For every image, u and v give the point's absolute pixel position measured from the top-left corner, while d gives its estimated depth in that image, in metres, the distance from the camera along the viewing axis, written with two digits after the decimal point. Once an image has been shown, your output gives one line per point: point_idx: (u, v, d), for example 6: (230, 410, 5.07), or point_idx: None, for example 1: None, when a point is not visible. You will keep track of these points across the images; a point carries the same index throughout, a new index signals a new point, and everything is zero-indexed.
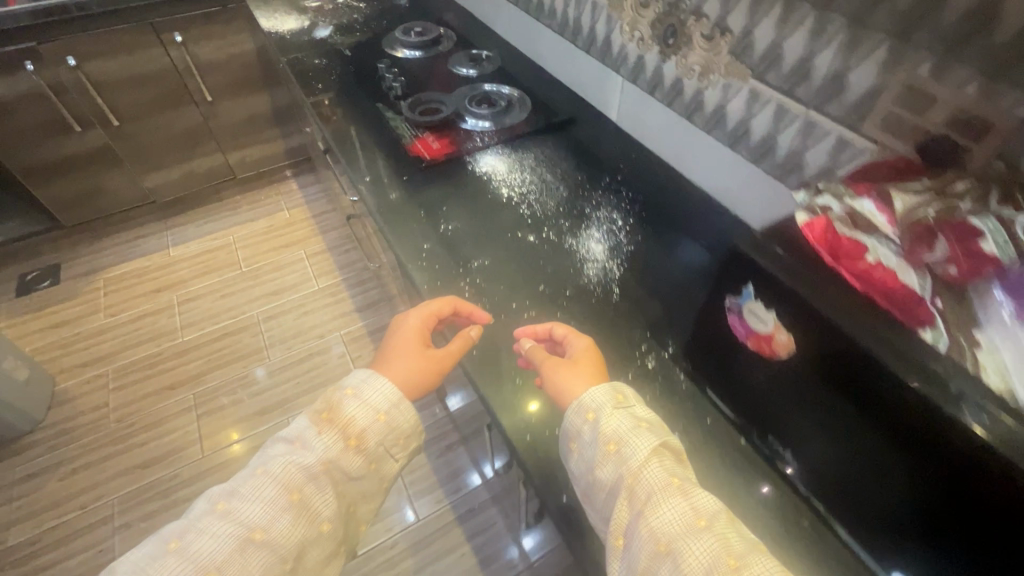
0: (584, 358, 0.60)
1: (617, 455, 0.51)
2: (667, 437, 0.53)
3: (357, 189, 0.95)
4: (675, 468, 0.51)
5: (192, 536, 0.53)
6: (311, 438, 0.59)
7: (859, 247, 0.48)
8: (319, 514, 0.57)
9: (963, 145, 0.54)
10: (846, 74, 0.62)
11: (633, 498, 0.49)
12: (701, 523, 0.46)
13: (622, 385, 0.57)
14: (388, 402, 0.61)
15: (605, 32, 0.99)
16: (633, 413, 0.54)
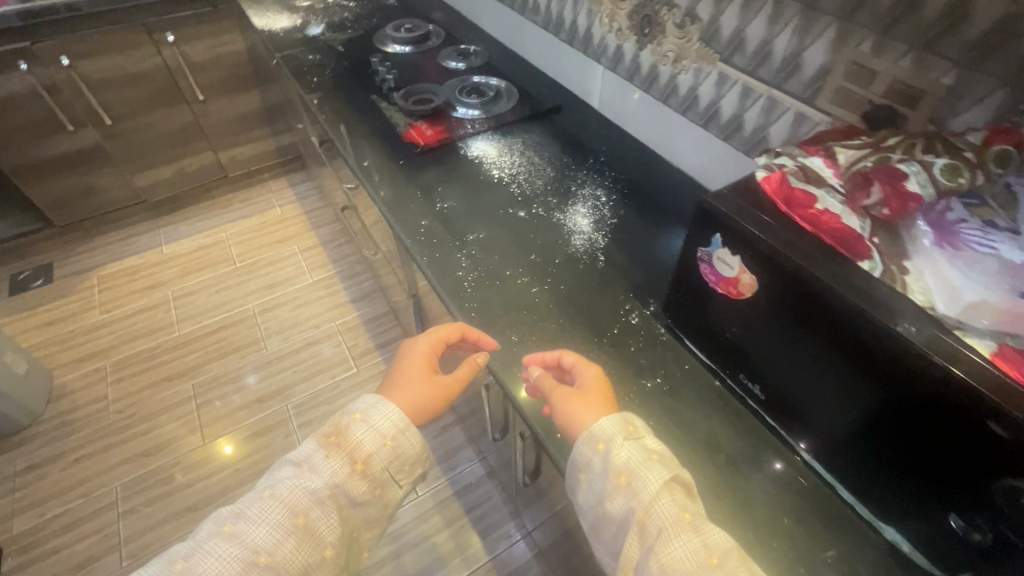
0: (593, 392, 0.61)
1: (627, 488, 0.52)
2: (677, 470, 0.53)
3: (355, 172, 1.00)
4: (685, 502, 0.51)
5: (196, 559, 0.53)
6: (320, 461, 0.59)
7: (809, 196, 0.53)
8: (323, 541, 0.56)
9: (903, 110, 0.61)
10: (800, 54, 0.70)
11: (645, 532, 0.50)
12: (712, 561, 0.47)
13: (632, 416, 0.57)
14: (395, 430, 0.61)
15: (586, 25, 1.06)
16: (644, 444, 0.55)
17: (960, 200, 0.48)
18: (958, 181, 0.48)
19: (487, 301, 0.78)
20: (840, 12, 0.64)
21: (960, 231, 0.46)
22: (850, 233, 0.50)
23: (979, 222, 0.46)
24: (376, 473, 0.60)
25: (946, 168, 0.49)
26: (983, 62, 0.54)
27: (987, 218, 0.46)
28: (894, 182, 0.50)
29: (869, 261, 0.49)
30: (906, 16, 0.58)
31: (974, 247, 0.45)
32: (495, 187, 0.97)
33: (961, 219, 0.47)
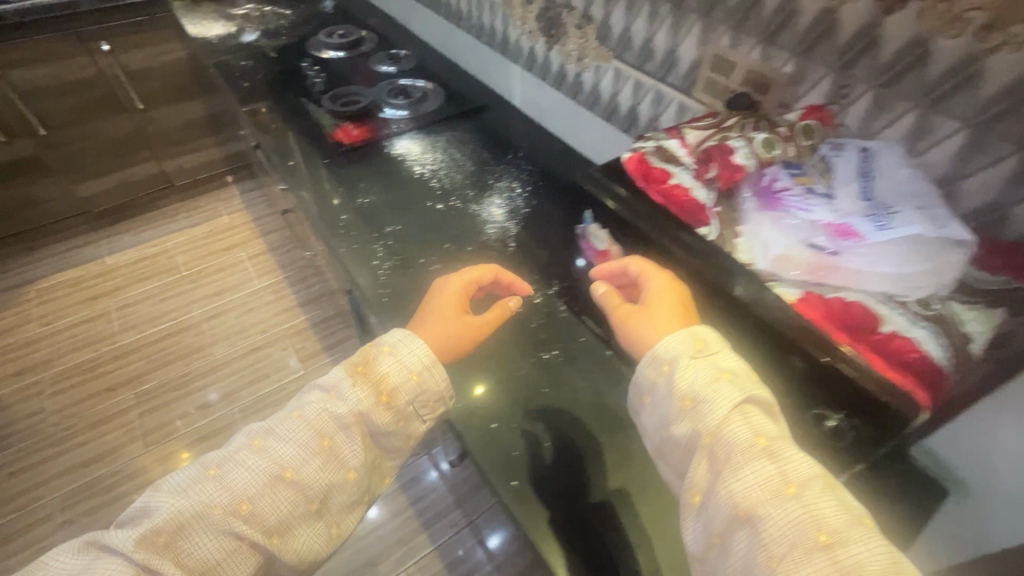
0: (669, 298, 0.52)
1: (693, 413, 0.45)
2: (751, 392, 0.45)
3: (282, 172, 1.04)
4: (763, 425, 0.43)
5: (230, 467, 0.51)
6: (345, 389, 0.56)
7: (665, 173, 0.58)
8: (346, 464, 0.54)
9: (758, 97, 0.68)
10: (676, 49, 0.77)
11: (713, 459, 0.43)
12: (791, 490, 0.40)
13: (702, 331, 0.49)
14: (421, 364, 0.59)
15: (503, 28, 1.12)
16: (715, 361, 0.47)
17: (787, 170, 0.54)
18: (771, 152, 0.55)
19: (400, 287, 0.82)
20: (702, 10, 0.71)
21: (784, 197, 0.52)
22: (694, 203, 0.56)
23: (801, 189, 0.52)
24: (400, 406, 0.57)
25: (763, 141, 0.56)
26: (812, 51, 0.61)
27: (807, 185, 0.52)
28: (725, 160, 0.55)
29: (708, 228, 0.55)
30: (751, 12, 0.65)
31: (791, 211, 0.51)
32: (416, 181, 1.01)
33: (787, 187, 0.53)
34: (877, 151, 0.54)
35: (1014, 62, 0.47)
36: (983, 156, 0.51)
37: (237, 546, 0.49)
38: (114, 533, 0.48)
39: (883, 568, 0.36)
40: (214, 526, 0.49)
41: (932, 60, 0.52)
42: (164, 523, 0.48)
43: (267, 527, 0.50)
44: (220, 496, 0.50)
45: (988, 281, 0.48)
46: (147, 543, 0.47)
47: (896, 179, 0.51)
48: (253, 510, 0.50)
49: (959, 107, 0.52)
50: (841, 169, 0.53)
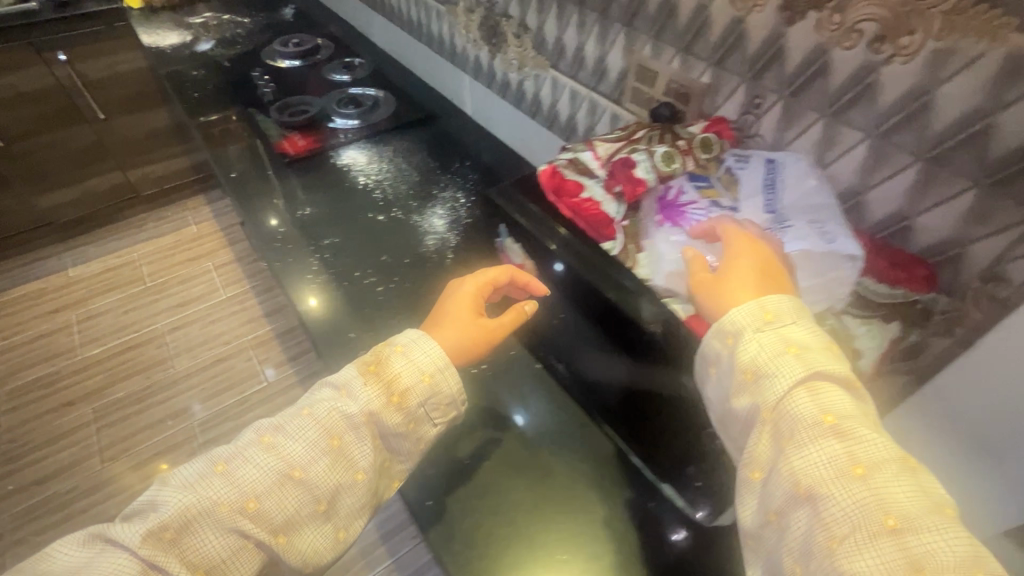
0: (748, 261, 0.44)
1: (753, 388, 0.40)
2: (822, 368, 0.39)
3: (222, 183, 1.04)
4: (834, 401, 0.38)
5: (240, 462, 0.45)
6: (357, 388, 0.49)
7: (577, 186, 0.58)
8: (356, 465, 0.47)
9: (680, 108, 0.67)
10: (605, 58, 0.76)
11: (778, 434, 0.39)
12: (858, 472, 0.36)
13: (777, 299, 0.42)
14: (434, 365, 0.51)
15: (451, 36, 1.11)
16: (783, 331, 0.41)
17: (694, 183, 0.54)
18: (670, 167, 0.56)
19: (330, 301, 0.80)
20: (624, 19, 0.70)
21: (687, 211, 0.51)
22: (602, 219, 0.55)
23: (706, 202, 0.52)
24: (411, 408, 0.50)
25: (663, 154, 0.56)
26: (725, 61, 0.60)
27: (711, 198, 0.52)
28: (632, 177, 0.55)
29: (613, 243, 0.55)
30: (668, 21, 0.64)
31: (692, 225, 0.50)
32: (360, 193, 1.00)
33: (691, 201, 0.52)
34: (782, 163, 0.54)
35: (906, 73, 0.46)
36: (886, 166, 0.51)
37: (242, 545, 0.43)
38: (120, 527, 0.42)
39: (959, 561, 0.32)
40: (220, 523, 0.42)
41: (832, 70, 0.51)
42: (172, 517, 0.42)
43: (275, 525, 0.44)
44: (227, 493, 0.43)
45: (883, 294, 0.49)
46: (152, 539, 0.41)
47: (796, 192, 0.52)
48: (260, 508, 0.44)
49: (859, 118, 0.51)
50: (746, 182, 0.53)
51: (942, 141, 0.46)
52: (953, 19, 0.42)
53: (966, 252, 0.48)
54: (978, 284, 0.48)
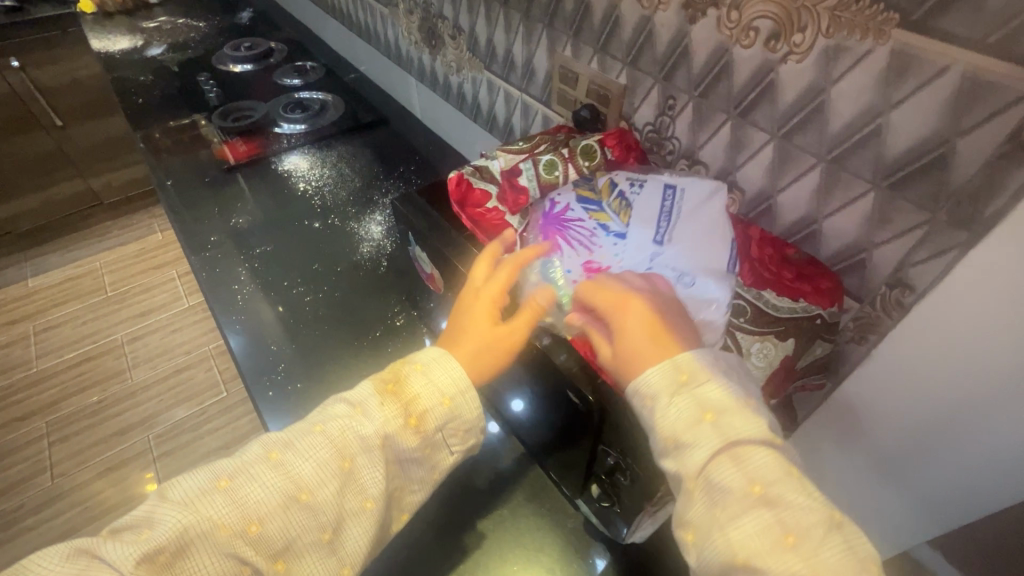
0: (642, 303, 0.40)
1: (676, 455, 0.36)
2: (742, 431, 0.35)
3: (158, 191, 1.00)
4: (763, 462, 0.34)
5: (243, 479, 0.38)
6: (373, 406, 0.41)
7: (483, 196, 0.56)
8: (367, 492, 0.39)
9: (601, 109, 0.65)
10: (532, 60, 0.74)
11: (708, 504, 0.34)
12: (789, 541, 0.31)
13: (692, 358, 0.38)
14: (456, 388, 0.42)
15: (396, 38, 1.10)
16: (699, 393, 0.36)
17: (584, 204, 0.51)
18: (552, 175, 0.55)
19: (256, 312, 0.78)
20: (546, 19, 0.68)
21: (570, 227, 0.50)
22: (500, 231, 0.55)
23: (592, 223, 0.49)
24: (431, 432, 0.42)
25: (547, 163, 0.56)
26: (638, 61, 0.58)
27: (594, 221, 0.49)
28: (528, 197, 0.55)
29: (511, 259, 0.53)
30: (584, 21, 0.63)
31: (565, 250, 0.48)
32: (300, 199, 0.98)
33: (577, 218, 0.50)
34: (680, 191, 0.48)
35: (802, 71, 0.44)
36: (792, 169, 0.49)
37: (239, 570, 0.36)
38: (112, 544, 0.34)
39: None
40: (217, 547, 0.36)
41: (734, 70, 0.49)
42: (167, 539, 0.35)
43: (274, 550, 0.37)
44: (228, 514, 0.36)
45: (784, 308, 0.46)
46: (144, 563, 0.34)
47: (688, 223, 0.47)
48: (262, 532, 0.37)
49: (763, 119, 0.49)
50: (640, 206, 0.49)
51: (841, 142, 0.44)
52: (839, 16, 0.40)
53: (871, 257, 0.46)
54: (885, 289, 0.46)
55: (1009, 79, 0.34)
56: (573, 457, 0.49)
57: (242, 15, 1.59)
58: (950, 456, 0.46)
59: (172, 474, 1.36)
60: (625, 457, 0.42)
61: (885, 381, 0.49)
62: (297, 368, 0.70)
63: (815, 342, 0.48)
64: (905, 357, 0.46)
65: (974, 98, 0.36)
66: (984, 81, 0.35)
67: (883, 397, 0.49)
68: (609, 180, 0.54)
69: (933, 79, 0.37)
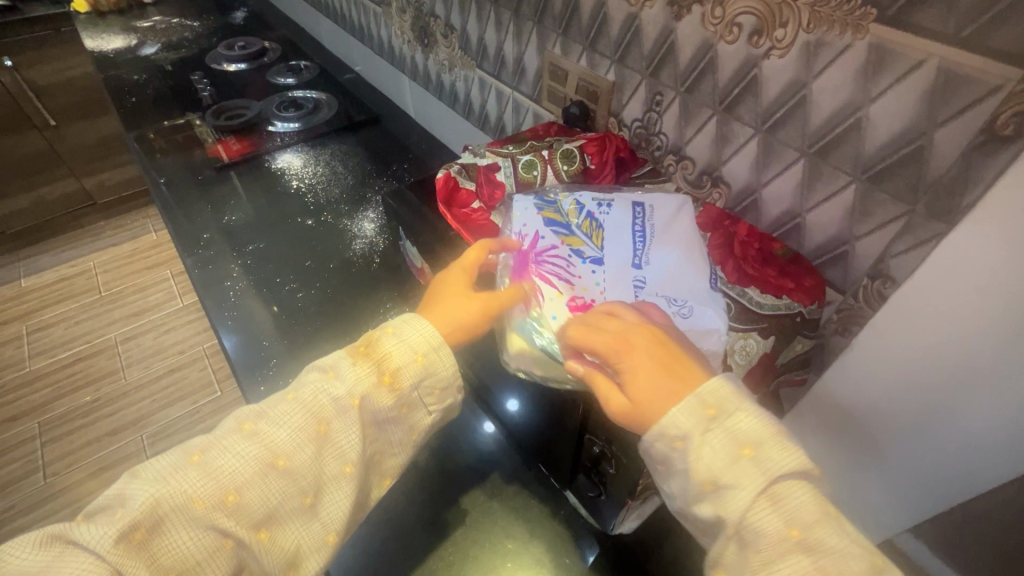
0: (644, 336, 0.38)
1: (714, 498, 0.34)
2: (782, 467, 0.34)
3: (150, 189, 1.00)
4: (802, 505, 0.33)
5: (216, 451, 0.37)
6: (346, 367, 0.41)
7: (468, 194, 0.57)
8: (345, 456, 0.39)
9: (590, 106, 0.66)
10: (522, 58, 0.75)
11: (741, 545, 0.34)
12: None
13: (711, 387, 0.37)
14: (428, 345, 0.43)
15: (389, 38, 1.10)
16: (730, 431, 0.35)
17: (553, 228, 0.46)
18: (530, 172, 0.57)
19: (247, 307, 0.78)
20: (535, 17, 0.69)
21: (545, 261, 0.45)
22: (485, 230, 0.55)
23: (566, 249, 0.45)
24: (407, 391, 0.42)
25: (525, 161, 0.57)
26: (626, 57, 0.59)
27: (568, 249, 0.45)
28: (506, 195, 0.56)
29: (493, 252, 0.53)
30: (573, 19, 0.63)
31: (543, 285, 0.44)
32: (293, 197, 0.98)
33: (550, 247, 0.45)
34: (648, 207, 0.48)
35: (784, 66, 0.45)
36: (776, 163, 0.50)
37: (220, 544, 0.36)
38: (85, 527, 0.33)
39: None
40: (194, 521, 0.35)
41: (719, 66, 0.50)
42: (142, 515, 0.34)
43: (256, 520, 0.37)
44: (203, 486, 0.36)
45: (767, 306, 0.47)
46: (122, 542, 0.33)
47: (663, 239, 0.46)
48: (240, 501, 0.36)
49: (747, 114, 0.50)
50: (611, 229, 0.46)
51: (823, 136, 0.45)
52: (819, 11, 0.41)
53: (853, 248, 0.47)
54: (867, 281, 0.47)
55: (982, 72, 0.35)
56: (563, 450, 0.50)
57: (236, 15, 1.60)
58: (935, 444, 0.45)
59: None
60: (608, 446, 0.44)
61: (876, 369, 0.47)
62: (288, 363, 0.71)
63: (793, 340, 0.48)
64: (895, 343, 0.45)
65: (950, 91, 0.37)
66: (958, 73, 0.36)
67: (872, 385, 0.48)
68: (575, 200, 0.49)
69: (909, 72, 0.38)
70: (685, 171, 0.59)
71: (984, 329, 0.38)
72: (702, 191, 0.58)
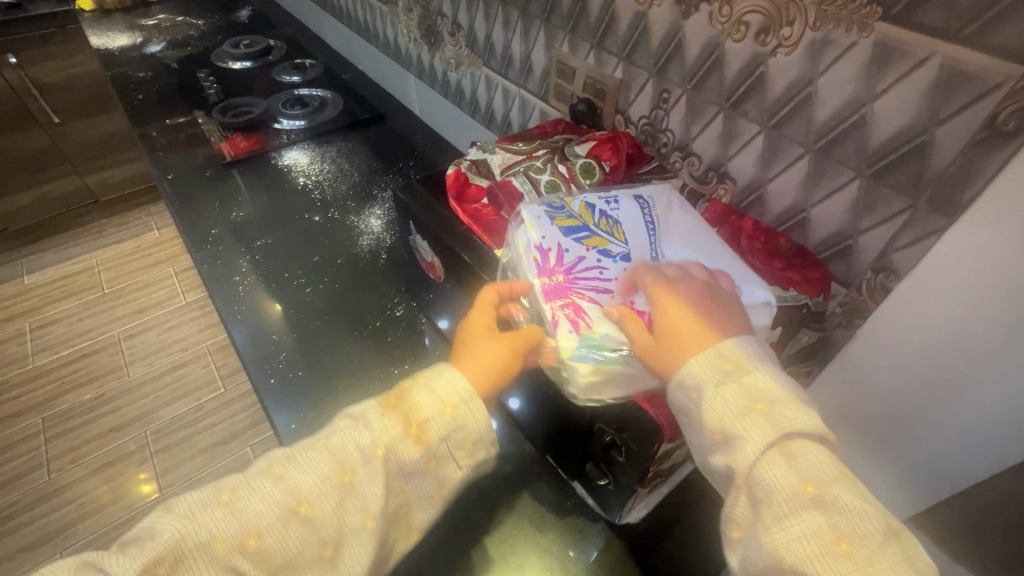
0: (684, 291, 0.42)
1: (727, 448, 0.37)
2: (794, 424, 0.36)
3: (157, 184, 1.01)
4: (816, 466, 0.35)
5: (243, 491, 0.38)
6: (374, 417, 0.41)
7: (479, 190, 0.58)
8: (367, 509, 0.39)
9: (597, 103, 0.67)
10: (530, 56, 0.76)
11: (753, 500, 0.36)
12: (842, 547, 0.32)
13: (735, 346, 0.40)
14: (458, 395, 0.42)
15: (395, 37, 1.11)
16: (750, 385, 0.38)
17: (572, 235, 0.46)
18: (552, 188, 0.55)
19: (255, 308, 0.78)
20: (543, 16, 0.70)
21: (578, 276, 0.44)
22: (495, 223, 0.56)
23: (594, 253, 0.45)
24: (434, 444, 0.41)
25: (547, 183, 0.56)
26: (633, 55, 0.60)
27: (596, 251, 0.45)
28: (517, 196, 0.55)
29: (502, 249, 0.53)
30: (581, 18, 0.64)
31: (586, 297, 0.43)
32: (302, 193, 0.99)
33: (578, 257, 0.45)
34: (650, 199, 0.50)
35: (791, 64, 0.46)
36: (781, 159, 0.51)
37: None
38: (115, 557, 0.34)
39: None
40: (214, 561, 0.35)
41: (726, 63, 0.51)
42: (166, 551, 0.34)
43: (274, 566, 0.37)
44: (227, 527, 0.36)
45: (776, 297, 0.48)
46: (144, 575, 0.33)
47: (670, 234, 0.48)
48: (261, 545, 0.36)
49: (754, 111, 0.51)
50: (627, 222, 0.47)
51: (828, 132, 0.46)
52: (824, 10, 0.42)
53: (857, 243, 0.48)
54: (870, 275, 0.48)
55: (983, 69, 0.36)
56: (573, 439, 0.51)
57: (241, 14, 1.61)
58: (950, 428, 0.44)
59: (167, 474, 1.28)
60: (615, 434, 0.45)
61: (891, 350, 0.47)
62: (297, 363, 0.71)
63: (800, 331, 0.49)
64: (908, 322, 0.45)
65: (952, 87, 0.38)
66: (961, 70, 0.37)
67: (885, 367, 0.48)
68: (582, 201, 0.49)
69: (913, 69, 0.39)
70: (691, 167, 0.60)
71: (987, 304, 0.39)
72: (708, 187, 0.59)
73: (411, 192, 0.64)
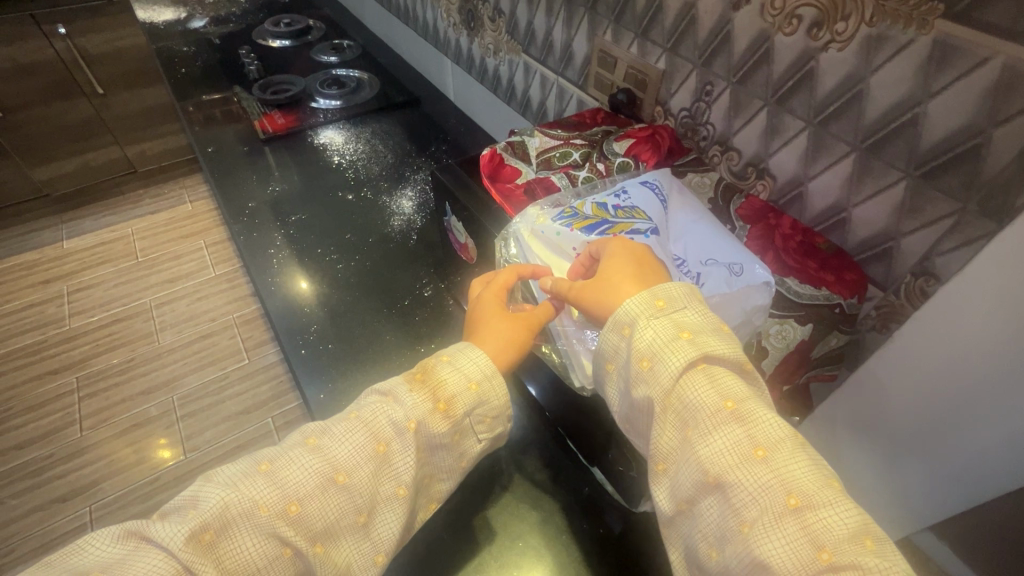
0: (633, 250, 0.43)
1: (648, 375, 0.38)
2: (716, 349, 0.38)
3: (199, 158, 1.04)
4: (728, 384, 0.37)
5: (283, 462, 0.39)
6: (403, 393, 0.42)
7: (515, 172, 0.59)
8: (399, 478, 0.40)
9: (636, 93, 0.67)
10: (571, 43, 0.76)
11: (681, 426, 0.37)
12: (758, 453, 0.34)
13: (670, 286, 0.40)
14: (481, 373, 0.44)
15: (434, 20, 1.12)
16: (677, 316, 0.39)
17: (594, 231, 0.46)
18: (565, 161, 0.59)
19: (285, 282, 0.80)
20: (588, 3, 0.70)
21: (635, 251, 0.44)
22: (525, 204, 0.56)
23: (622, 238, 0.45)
24: (459, 418, 0.43)
25: (586, 183, 0.56)
26: (678, 46, 0.60)
27: (624, 234, 0.44)
28: (554, 183, 0.56)
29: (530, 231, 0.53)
30: (626, 7, 0.64)
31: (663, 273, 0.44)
32: (339, 169, 1.01)
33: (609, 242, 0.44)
34: (657, 183, 0.50)
35: (842, 60, 0.46)
36: (825, 156, 0.50)
37: (279, 552, 0.37)
38: (160, 525, 0.36)
39: (855, 531, 0.31)
40: (258, 527, 0.36)
41: (775, 58, 0.51)
42: (211, 518, 0.36)
43: (314, 532, 0.38)
44: (268, 495, 0.37)
45: (806, 295, 0.47)
46: (192, 541, 0.35)
47: (682, 213, 0.49)
48: (302, 512, 0.38)
49: (800, 107, 0.51)
50: (648, 209, 0.48)
51: (877, 130, 0.46)
52: (883, 5, 0.41)
53: (898, 245, 0.48)
54: (910, 278, 0.48)
55: None
56: (595, 424, 0.52)
57: None
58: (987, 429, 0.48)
59: (190, 442, 1.28)
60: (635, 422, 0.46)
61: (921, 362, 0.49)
62: (328, 338, 0.72)
63: (830, 333, 0.48)
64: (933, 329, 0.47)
65: (1012, 90, 0.37)
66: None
67: (907, 365, 0.50)
68: (592, 203, 0.49)
69: (971, 70, 0.38)
70: (730, 162, 0.60)
71: None
72: (746, 182, 0.59)
73: (449, 172, 0.65)
